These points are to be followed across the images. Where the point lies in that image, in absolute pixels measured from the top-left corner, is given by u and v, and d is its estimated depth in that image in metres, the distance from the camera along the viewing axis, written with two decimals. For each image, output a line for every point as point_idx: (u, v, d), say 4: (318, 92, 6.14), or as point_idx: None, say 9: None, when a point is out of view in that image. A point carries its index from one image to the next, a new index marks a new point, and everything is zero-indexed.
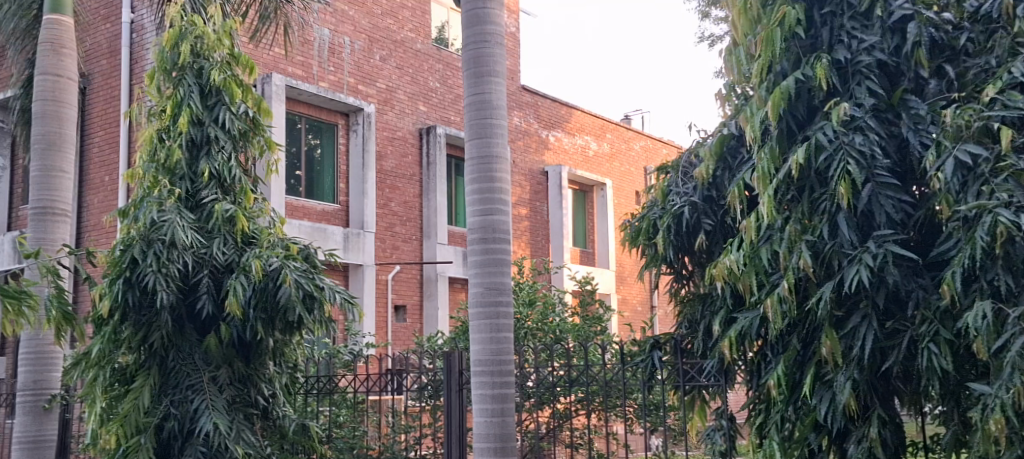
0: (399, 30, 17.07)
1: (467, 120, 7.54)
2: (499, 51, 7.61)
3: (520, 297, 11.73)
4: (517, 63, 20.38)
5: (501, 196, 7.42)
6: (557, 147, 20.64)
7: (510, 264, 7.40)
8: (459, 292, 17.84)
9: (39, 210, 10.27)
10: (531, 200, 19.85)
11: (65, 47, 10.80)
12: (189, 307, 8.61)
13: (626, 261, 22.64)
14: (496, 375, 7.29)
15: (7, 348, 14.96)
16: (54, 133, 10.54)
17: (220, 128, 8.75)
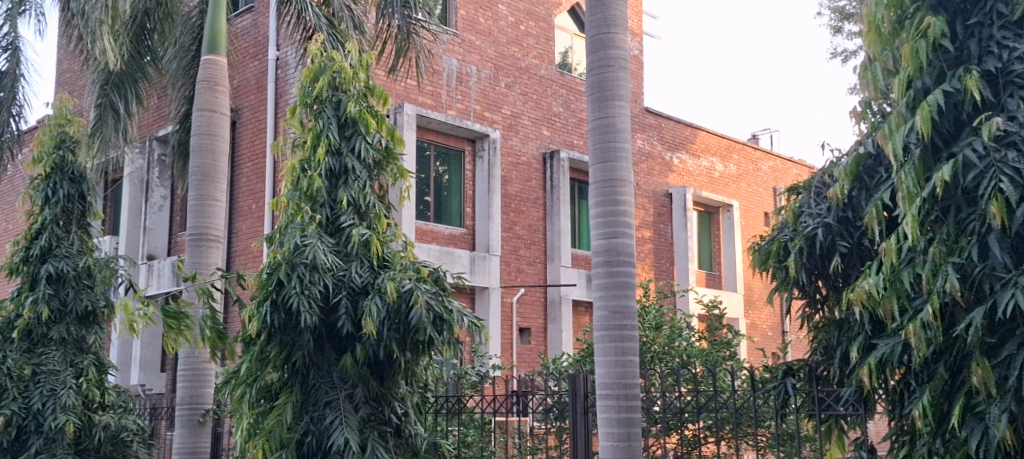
0: (524, 57, 17.62)
1: (591, 144, 7.91)
2: (624, 76, 7.97)
3: (647, 320, 11.98)
4: (640, 86, 20.69)
5: (624, 218, 7.74)
6: (681, 169, 20.82)
7: (634, 287, 7.72)
8: (583, 315, 18.15)
9: (196, 236, 11.09)
10: (655, 222, 20.06)
11: (218, 85, 11.67)
12: (329, 327, 8.98)
13: (755, 285, 22.54)
14: (622, 398, 7.55)
15: (167, 365, 16.08)
16: (208, 165, 11.38)
17: (357, 158, 9.13)
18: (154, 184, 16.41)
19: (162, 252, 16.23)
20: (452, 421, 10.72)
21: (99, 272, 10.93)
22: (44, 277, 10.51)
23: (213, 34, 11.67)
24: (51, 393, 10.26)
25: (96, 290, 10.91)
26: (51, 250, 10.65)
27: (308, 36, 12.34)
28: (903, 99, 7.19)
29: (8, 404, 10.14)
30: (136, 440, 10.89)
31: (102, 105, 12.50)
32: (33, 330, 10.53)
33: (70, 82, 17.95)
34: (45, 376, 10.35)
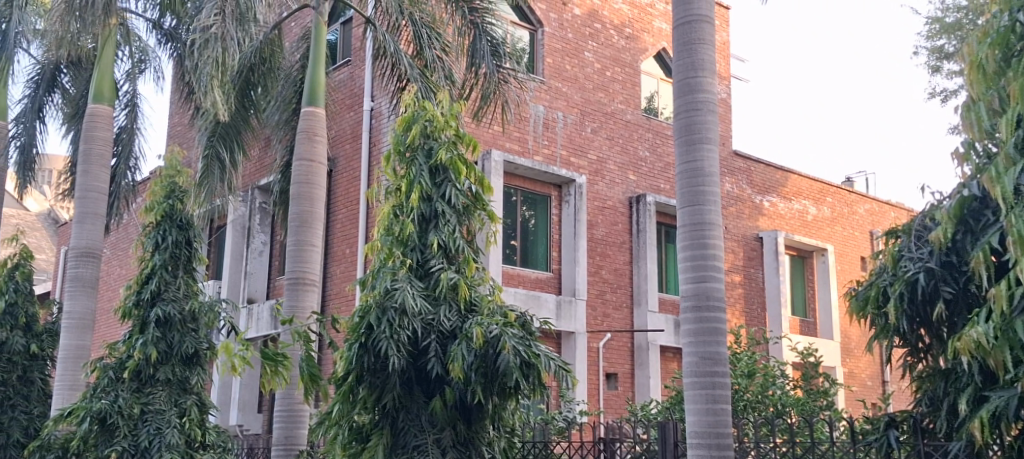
0: (610, 102, 17.80)
1: (679, 188, 8.02)
2: (712, 119, 8.08)
3: (739, 367, 11.90)
4: (728, 130, 20.67)
5: (713, 262, 7.79)
6: (772, 213, 20.68)
7: (725, 334, 7.73)
8: (671, 361, 18.02)
9: (294, 280, 11.49)
10: (745, 267, 19.91)
11: (317, 135, 12.12)
12: (418, 370, 9.14)
13: (852, 332, 22.10)
14: (714, 448, 7.52)
15: (264, 405, 16.55)
16: (306, 212, 11.79)
17: (447, 203, 9.31)
18: (255, 230, 17.03)
19: (261, 295, 16.87)
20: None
21: (203, 315, 11.40)
22: (153, 320, 10.99)
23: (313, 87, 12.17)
24: (157, 431, 10.72)
25: (200, 333, 11.38)
26: (160, 294, 11.13)
27: (401, 86, 12.71)
28: (1010, 141, 7.16)
29: (118, 441, 10.64)
30: None
31: (208, 156, 13.16)
32: (141, 371, 11.03)
33: (180, 134, 18.81)
34: (152, 414, 10.84)
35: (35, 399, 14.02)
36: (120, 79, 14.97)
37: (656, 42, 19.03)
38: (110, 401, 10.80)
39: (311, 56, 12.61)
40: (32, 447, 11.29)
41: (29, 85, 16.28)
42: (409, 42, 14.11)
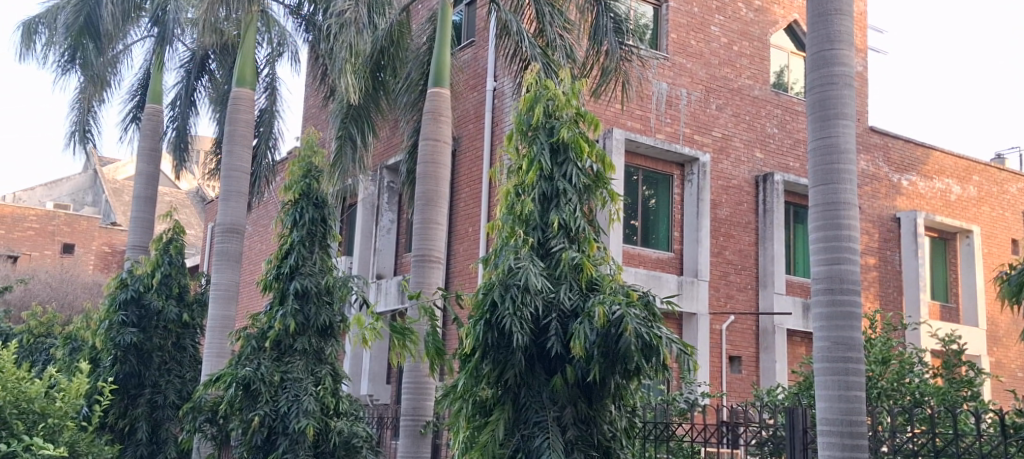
0: (736, 78, 17.62)
1: (812, 166, 7.98)
2: (848, 93, 7.96)
3: (874, 354, 11.56)
4: (863, 104, 20.21)
5: (847, 243, 7.72)
6: (911, 192, 20.14)
7: (860, 318, 7.63)
8: (799, 345, 17.74)
9: (419, 257, 11.87)
10: (880, 248, 19.47)
11: (443, 116, 12.46)
12: (540, 347, 9.19)
13: (1001, 319, 21.27)
14: (847, 435, 7.44)
15: (392, 377, 17.14)
16: (431, 191, 12.15)
17: (568, 182, 9.46)
18: (383, 208, 17.68)
19: (390, 271, 17.51)
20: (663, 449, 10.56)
21: (337, 289, 12.00)
22: (293, 293, 11.64)
23: (438, 69, 12.50)
24: (296, 398, 11.37)
25: (334, 306, 12.00)
26: (298, 269, 11.77)
27: (524, 66, 12.92)
28: None
29: (261, 406, 11.30)
30: (365, 447, 11.83)
31: (341, 137, 13.71)
32: (281, 341, 11.70)
33: (315, 117, 19.59)
34: (291, 382, 11.48)
35: (188, 364, 15.16)
36: (261, 65, 15.73)
37: (788, 15, 18.72)
38: (253, 368, 11.42)
39: (436, 37, 12.95)
40: (185, 409, 12.04)
41: (181, 71, 17.36)
42: (532, 22, 14.28)
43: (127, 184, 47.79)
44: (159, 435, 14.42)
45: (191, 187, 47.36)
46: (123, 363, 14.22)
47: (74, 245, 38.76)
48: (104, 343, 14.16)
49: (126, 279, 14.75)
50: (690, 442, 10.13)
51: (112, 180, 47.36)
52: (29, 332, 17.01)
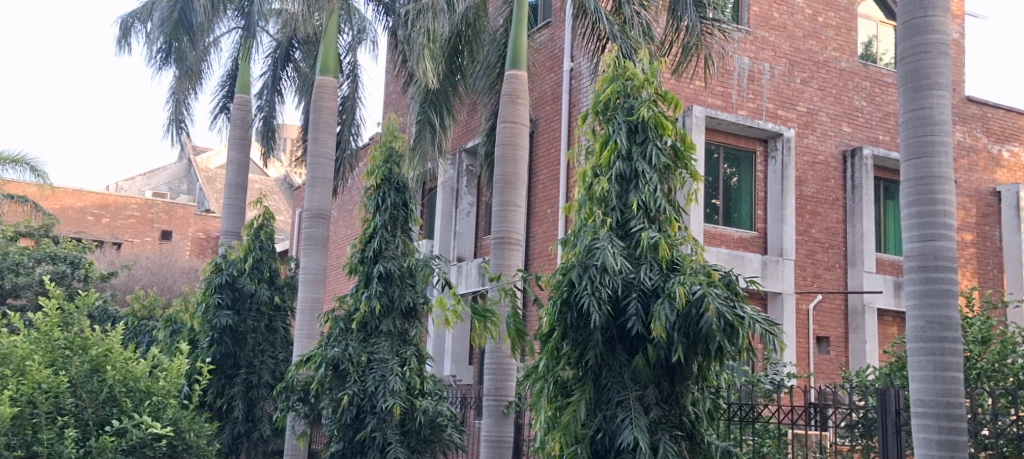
0: (822, 50, 17.32)
1: (905, 138, 7.79)
2: (943, 63, 7.75)
3: (973, 333, 10.85)
4: (960, 74, 19.70)
5: (943, 219, 7.54)
6: (1012, 164, 19.62)
7: (956, 296, 7.46)
8: (891, 325, 17.41)
9: (499, 240, 11.99)
10: (978, 224, 19.00)
11: (520, 97, 12.55)
12: (620, 328, 9.24)
13: None
14: (945, 418, 7.27)
15: (474, 358, 17.49)
16: (510, 173, 12.26)
17: (647, 161, 9.44)
18: (463, 191, 17.90)
19: (470, 254, 17.81)
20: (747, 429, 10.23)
21: (419, 270, 12.37)
22: (377, 276, 12.00)
23: (515, 51, 12.58)
24: (382, 378, 11.76)
25: (416, 288, 12.37)
26: (381, 252, 12.14)
27: (602, 45, 12.90)
28: None
29: (349, 386, 11.72)
30: (449, 426, 12.21)
31: (420, 121, 14.14)
32: (367, 322, 12.12)
33: (395, 102, 19.87)
34: (377, 362, 11.88)
35: (280, 344, 15.70)
36: (343, 53, 16.05)
37: None
38: (342, 348, 11.87)
39: (513, 19, 13.01)
40: (279, 388, 12.46)
41: (267, 61, 17.78)
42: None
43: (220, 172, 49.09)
44: (255, 413, 15.05)
45: (280, 173, 48.31)
46: (220, 345, 14.75)
47: (173, 232, 39.77)
48: (202, 325, 14.68)
49: (220, 264, 15.24)
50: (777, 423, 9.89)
51: (204, 168, 48.63)
52: (133, 315, 17.73)
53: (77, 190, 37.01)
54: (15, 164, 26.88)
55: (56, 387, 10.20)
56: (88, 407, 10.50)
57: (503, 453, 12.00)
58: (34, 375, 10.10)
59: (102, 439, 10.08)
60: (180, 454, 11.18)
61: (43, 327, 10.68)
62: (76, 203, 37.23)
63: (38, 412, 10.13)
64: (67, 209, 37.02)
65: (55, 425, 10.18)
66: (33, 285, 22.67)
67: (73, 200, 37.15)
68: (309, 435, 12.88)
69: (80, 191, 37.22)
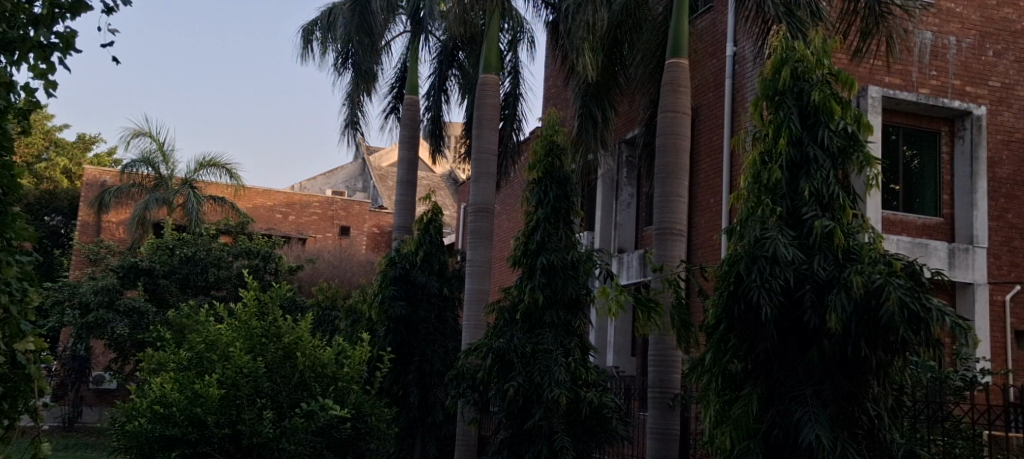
0: (1018, 19, 16.26)
1: None
2: None
3: None
4: None
5: None
6: None
7: None
8: None
9: (662, 230, 11.83)
10: None
11: (682, 86, 12.29)
12: (791, 321, 8.90)
13: None
14: None
15: (637, 349, 17.45)
16: (672, 163, 12.05)
17: (820, 146, 9.08)
18: (623, 183, 17.97)
19: (631, 245, 17.79)
20: (935, 429, 9.67)
21: (583, 264, 12.42)
22: (540, 268, 12.17)
23: (675, 39, 12.38)
24: (547, 369, 11.91)
25: (580, 280, 12.43)
26: (544, 244, 12.28)
27: (768, 28, 12.50)
28: None
29: (516, 377, 11.93)
30: (615, 418, 12.26)
31: (583, 115, 14.13)
32: (532, 313, 12.33)
33: (557, 96, 19.94)
34: (543, 353, 12.03)
35: (450, 334, 16.07)
36: (504, 49, 16.30)
37: None
38: (507, 339, 12.23)
39: (675, 7, 12.74)
40: (450, 375, 12.74)
41: (433, 62, 18.21)
42: None
43: (391, 170, 50.79)
44: (428, 399, 15.46)
45: (449, 168, 49.25)
46: (395, 334, 15.30)
47: (351, 228, 40.99)
48: (379, 315, 15.16)
49: (394, 257, 15.71)
50: (970, 424, 9.24)
51: (377, 167, 50.34)
52: (317, 305, 18.50)
53: (266, 190, 39.09)
54: (215, 170, 28.78)
55: (256, 371, 10.85)
56: (282, 390, 11.28)
57: (670, 447, 11.68)
58: (238, 361, 10.77)
59: (295, 422, 10.77)
60: (364, 435, 11.92)
61: (242, 316, 11.33)
62: (265, 203, 39.26)
63: (241, 394, 10.87)
64: (258, 208, 39.07)
65: (255, 406, 10.96)
66: (233, 278, 24.12)
67: (263, 199, 39.20)
68: (478, 421, 13.11)
69: (269, 191, 39.33)
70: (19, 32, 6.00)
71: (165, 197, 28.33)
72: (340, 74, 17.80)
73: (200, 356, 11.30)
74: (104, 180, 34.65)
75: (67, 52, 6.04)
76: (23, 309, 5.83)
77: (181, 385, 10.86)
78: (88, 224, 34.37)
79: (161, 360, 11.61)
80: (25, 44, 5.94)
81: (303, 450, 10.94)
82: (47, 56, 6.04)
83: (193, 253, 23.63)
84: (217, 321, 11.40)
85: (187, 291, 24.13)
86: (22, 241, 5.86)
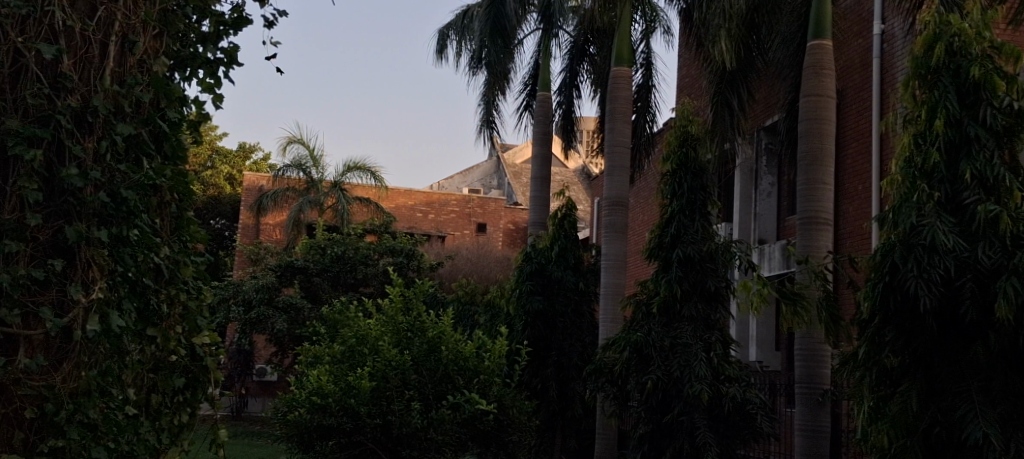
0: None
1: None
2: None
3: None
4: None
5: None
6: None
7: None
8: None
9: (805, 221, 11.36)
10: None
11: (825, 69, 11.68)
12: (952, 312, 8.35)
13: None
14: None
15: (782, 344, 16.87)
16: (817, 149, 11.49)
17: (982, 125, 8.41)
18: (763, 172, 17.36)
19: (773, 236, 17.19)
20: None
21: (721, 255, 12.08)
22: (676, 261, 11.88)
23: (817, 18, 11.69)
24: (687, 364, 11.62)
25: (718, 272, 12.10)
26: (680, 237, 11.97)
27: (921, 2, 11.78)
28: None
29: (653, 370, 11.68)
30: (760, 413, 11.77)
31: (717, 103, 13.71)
32: (670, 306, 12.00)
33: (691, 85, 19.50)
34: (682, 347, 11.73)
35: (587, 328, 15.89)
36: (636, 40, 16.03)
37: None
38: (645, 333, 11.90)
39: None
40: (588, 370, 12.53)
41: (564, 57, 18.04)
42: None
43: (526, 167, 51.05)
44: (567, 393, 15.32)
45: (582, 162, 49.13)
46: (533, 328, 15.26)
47: (487, 224, 41.20)
48: (516, 310, 15.26)
49: (529, 253, 15.72)
50: None
51: (511, 164, 50.72)
52: (457, 301, 18.64)
53: (408, 191, 39.90)
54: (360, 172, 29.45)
55: (403, 363, 11.06)
56: (427, 383, 11.27)
57: (820, 444, 11.17)
58: (386, 354, 11.00)
59: (440, 413, 10.87)
60: (505, 428, 11.79)
61: (389, 311, 11.56)
62: (407, 202, 40.11)
63: (390, 386, 11.08)
64: (400, 208, 39.95)
65: (403, 397, 11.07)
66: (380, 275, 24.42)
67: (405, 200, 40.07)
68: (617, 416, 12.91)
69: (410, 191, 40.18)
70: (189, 50, 5.11)
71: (316, 199, 29.32)
72: (474, 74, 17.93)
73: (353, 350, 11.45)
74: (262, 185, 35.82)
75: (233, 67, 5.20)
76: (199, 304, 5.21)
77: (336, 377, 11.11)
78: (248, 227, 35.78)
79: (317, 354, 11.81)
80: (195, 60, 5.08)
81: (450, 441, 11.03)
82: (216, 72, 5.17)
83: (342, 252, 24.38)
84: (367, 316, 11.60)
85: (338, 287, 24.72)
86: (196, 243, 5.15)
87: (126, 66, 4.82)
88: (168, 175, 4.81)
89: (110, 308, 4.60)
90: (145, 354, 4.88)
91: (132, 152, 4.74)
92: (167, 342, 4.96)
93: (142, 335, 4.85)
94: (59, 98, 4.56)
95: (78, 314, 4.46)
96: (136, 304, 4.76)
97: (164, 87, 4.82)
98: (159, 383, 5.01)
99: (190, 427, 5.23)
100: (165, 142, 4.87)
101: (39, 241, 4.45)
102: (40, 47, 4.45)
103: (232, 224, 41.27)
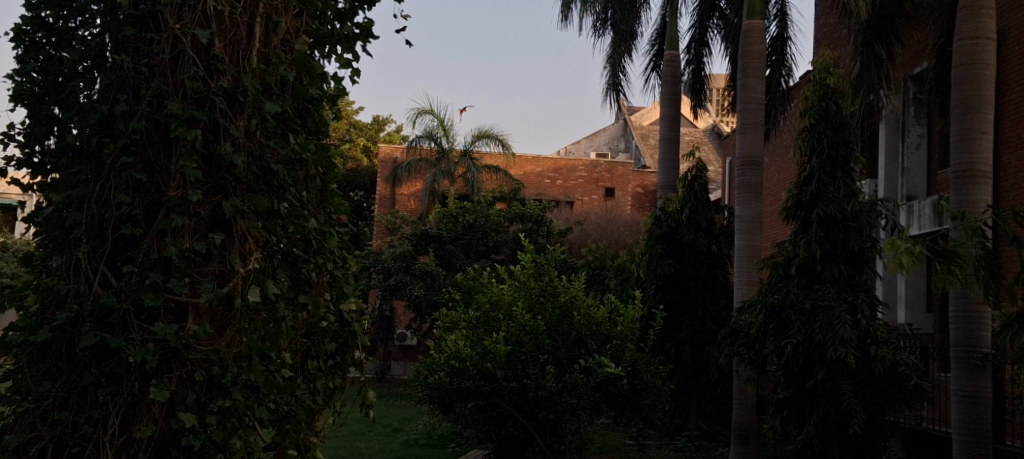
0: None
1: None
2: None
3: None
4: None
5: None
6: None
7: None
8: None
9: (960, 173, 10.58)
10: None
11: (984, 8, 10.78)
12: None
13: None
14: None
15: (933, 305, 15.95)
16: (974, 97, 10.65)
17: None
18: (911, 123, 16.39)
19: (921, 192, 16.25)
20: None
21: (866, 214, 11.42)
22: (816, 221, 11.33)
23: None
24: (830, 326, 11.10)
25: (863, 233, 11.42)
26: (820, 196, 11.38)
27: None
28: None
29: (793, 334, 11.22)
30: (914, 375, 11.12)
31: (864, 54, 12.67)
32: (809, 267, 11.46)
33: (830, 36, 18.51)
34: (824, 310, 11.20)
35: (721, 291, 15.38)
36: None
37: None
38: (783, 294, 11.42)
39: None
40: (723, 334, 12.11)
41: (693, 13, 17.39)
42: None
43: (652, 129, 50.33)
44: (702, 357, 14.90)
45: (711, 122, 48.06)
46: (665, 291, 14.90)
47: (615, 188, 40.67)
48: (647, 273, 14.84)
49: (659, 215, 15.14)
50: None
51: (638, 126, 50.10)
52: (587, 266, 18.39)
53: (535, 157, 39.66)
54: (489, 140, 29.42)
55: (536, 328, 10.83)
56: (561, 347, 11.04)
57: (979, 411, 10.45)
58: (521, 319, 10.79)
59: (575, 377, 10.67)
60: (640, 391, 11.43)
61: (522, 276, 11.33)
62: (535, 169, 39.93)
63: (524, 351, 10.92)
64: (528, 174, 39.87)
65: (538, 362, 10.88)
66: (510, 242, 24.65)
67: (532, 166, 39.85)
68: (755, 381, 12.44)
69: (537, 158, 39.94)
70: (329, 25, 4.87)
71: (449, 169, 29.53)
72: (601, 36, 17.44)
73: (487, 315, 11.46)
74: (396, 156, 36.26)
75: (369, 39, 5.00)
76: (345, 273, 5.00)
77: (472, 342, 11.05)
78: (385, 198, 36.34)
79: (453, 319, 11.83)
80: (335, 36, 4.83)
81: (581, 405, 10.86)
82: (353, 46, 4.92)
83: (473, 220, 24.44)
84: (499, 281, 11.50)
85: (471, 255, 24.74)
86: (340, 214, 4.92)
87: (271, 45, 4.58)
88: (312, 150, 4.60)
89: (268, 278, 4.43)
90: (297, 320, 4.68)
91: (279, 129, 4.54)
92: (317, 308, 4.74)
93: (293, 302, 4.63)
94: (212, 80, 4.38)
95: (238, 283, 4.27)
96: (289, 274, 4.57)
97: (307, 65, 4.63)
98: (314, 348, 4.83)
99: (342, 389, 5.06)
100: (309, 118, 4.69)
101: (200, 216, 4.27)
102: (195, 31, 4.28)
103: (369, 196, 42.25)
